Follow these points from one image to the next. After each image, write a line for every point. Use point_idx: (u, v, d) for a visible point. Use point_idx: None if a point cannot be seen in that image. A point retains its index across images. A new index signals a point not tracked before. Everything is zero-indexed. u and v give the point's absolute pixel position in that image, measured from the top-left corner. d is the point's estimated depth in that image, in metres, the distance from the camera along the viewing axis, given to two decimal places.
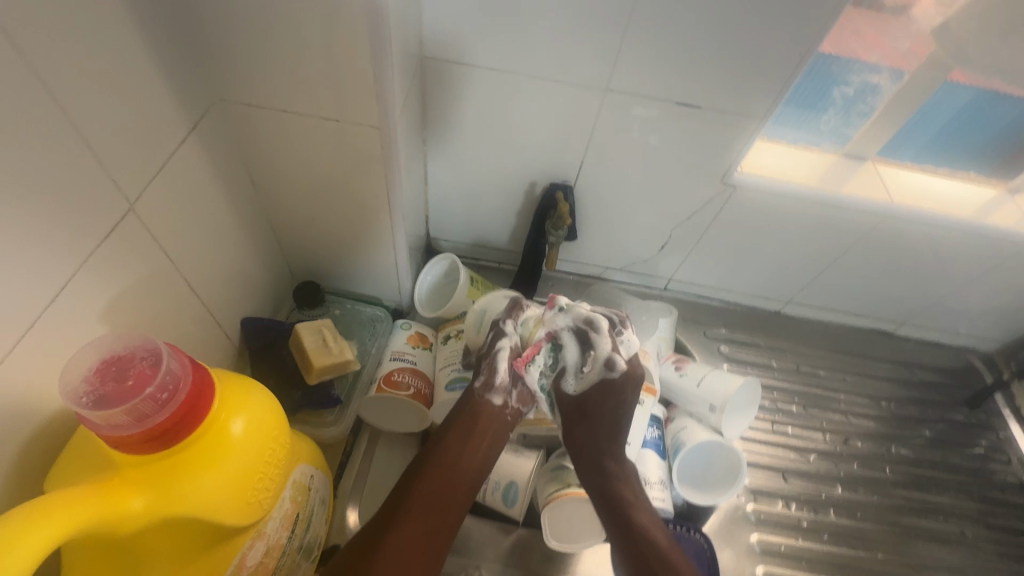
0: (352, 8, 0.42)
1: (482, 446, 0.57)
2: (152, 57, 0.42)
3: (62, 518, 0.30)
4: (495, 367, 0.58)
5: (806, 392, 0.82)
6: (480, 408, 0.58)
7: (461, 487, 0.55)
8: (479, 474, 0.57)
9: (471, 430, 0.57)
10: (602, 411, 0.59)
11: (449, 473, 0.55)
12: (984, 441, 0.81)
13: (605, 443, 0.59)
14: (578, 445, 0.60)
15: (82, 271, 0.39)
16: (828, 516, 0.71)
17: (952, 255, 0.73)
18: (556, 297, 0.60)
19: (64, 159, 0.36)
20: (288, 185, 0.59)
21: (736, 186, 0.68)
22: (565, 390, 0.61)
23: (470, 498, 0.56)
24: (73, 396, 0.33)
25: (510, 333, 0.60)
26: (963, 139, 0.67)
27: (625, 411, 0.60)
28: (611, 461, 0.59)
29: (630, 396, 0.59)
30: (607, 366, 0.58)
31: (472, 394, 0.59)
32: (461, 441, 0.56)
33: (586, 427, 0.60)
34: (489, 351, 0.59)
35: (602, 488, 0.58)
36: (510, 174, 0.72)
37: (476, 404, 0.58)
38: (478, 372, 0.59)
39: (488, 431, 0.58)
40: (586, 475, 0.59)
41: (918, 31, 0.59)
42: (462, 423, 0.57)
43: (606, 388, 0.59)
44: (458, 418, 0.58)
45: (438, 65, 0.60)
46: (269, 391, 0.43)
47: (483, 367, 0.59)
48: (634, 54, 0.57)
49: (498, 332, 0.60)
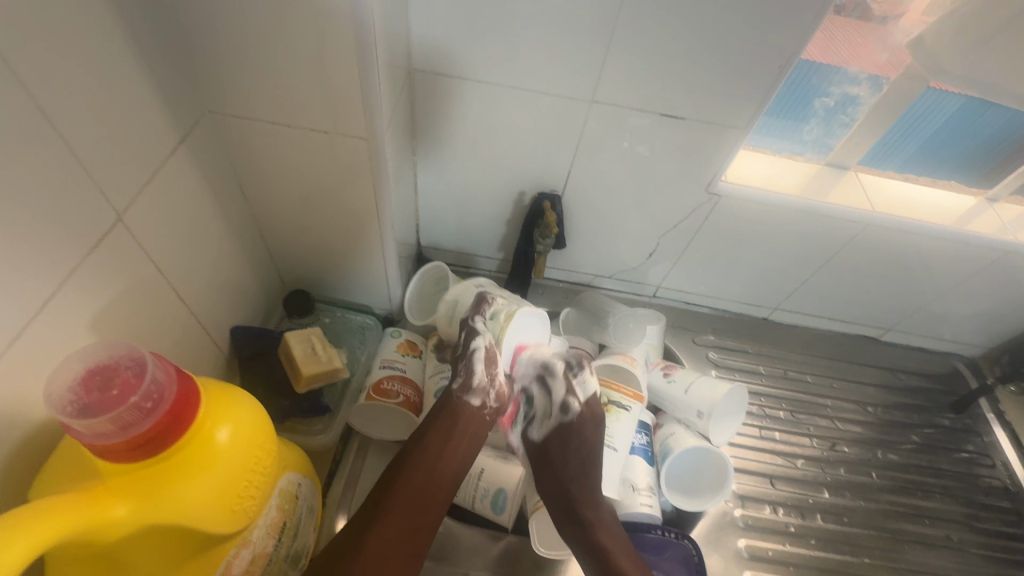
0: (340, 23, 0.43)
1: (461, 446, 0.58)
2: (141, 69, 0.43)
3: (46, 526, 0.31)
4: (467, 373, 0.60)
5: (793, 398, 0.83)
6: (459, 408, 0.59)
7: (441, 486, 0.56)
8: (456, 477, 0.57)
9: (451, 428, 0.58)
10: (564, 452, 0.62)
11: (428, 471, 0.56)
12: (970, 445, 0.82)
13: (576, 487, 0.60)
14: (549, 492, 0.60)
15: (70, 281, 0.39)
16: (815, 521, 0.72)
17: (935, 262, 0.74)
18: (518, 347, 0.63)
19: (53, 171, 0.37)
20: (278, 194, 0.59)
21: (721, 195, 0.69)
22: (531, 437, 0.65)
23: (452, 491, 0.57)
24: (58, 405, 0.34)
25: (483, 331, 0.61)
26: (946, 148, 0.68)
27: (593, 447, 0.62)
28: (586, 509, 0.59)
29: (595, 435, 0.62)
30: (562, 410, 0.63)
31: (450, 394, 0.60)
32: (440, 441, 0.57)
33: (554, 473, 0.61)
34: (462, 352, 0.61)
35: (574, 535, 0.57)
36: (500, 183, 0.73)
37: (455, 403, 0.59)
38: (456, 374, 0.61)
39: (468, 428, 0.59)
40: (561, 523, 0.58)
41: (894, 44, 0.60)
42: (442, 424, 0.58)
43: (568, 426, 0.62)
44: (438, 415, 0.59)
45: (427, 77, 0.61)
46: (256, 400, 0.44)
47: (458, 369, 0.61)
48: (618, 66, 0.58)
49: (468, 334, 0.61)
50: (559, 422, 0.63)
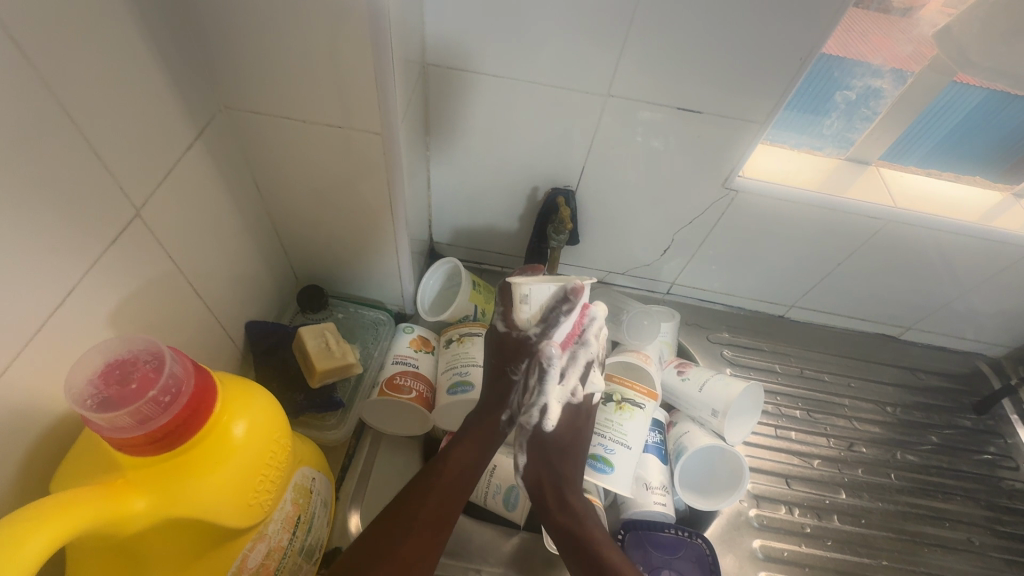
0: (355, 17, 0.43)
1: (483, 462, 0.58)
2: (159, 67, 0.43)
3: (64, 520, 0.31)
4: (518, 398, 0.61)
5: (810, 397, 0.82)
6: (490, 428, 0.59)
7: (467, 491, 0.56)
8: (472, 480, 0.57)
9: (481, 440, 0.58)
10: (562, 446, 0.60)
11: (460, 476, 0.56)
12: (992, 447, 0.80)
13: (558, 461, 0.59)
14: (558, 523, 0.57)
15: (89, 276, 0.40)
16: (831, 522, 0.71)
17: (958, 259, 0.72)
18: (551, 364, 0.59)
19: (71, 165, 0.37)
20: (292, 189, 0.60)
21: (738, 190, 0.68)
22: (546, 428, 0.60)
23: (463, 500, 0.55)
24: (79, 399, 0.34)
25: (535, 333, 0.60)
26: (970, 142, 0.67)
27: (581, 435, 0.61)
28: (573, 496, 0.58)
29: (587, 425, 0.61)
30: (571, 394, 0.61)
31: (490, 410, 0.60)
32: (473, 452, 0.57)
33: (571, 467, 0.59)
34: (519, 378, 0.60)
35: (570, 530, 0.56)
36: (513, 179, 0.73)
37: (489, 421, 0.59)
38: (507, 404, 0.60)
39: (488, 441, 0.59)
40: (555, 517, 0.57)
41: (919, 35, 0.58)
42: (479, 432, 0.58)
43: (543, 444, 0.60)
44: (471, 429, 0.59)
45: (440, 71, 0.61)
46: (271, 395, 0.44)
47: (512, 393, 0.60)
48: (634, 60, 0.57)
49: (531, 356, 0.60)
50: (537, 440, 0.60)
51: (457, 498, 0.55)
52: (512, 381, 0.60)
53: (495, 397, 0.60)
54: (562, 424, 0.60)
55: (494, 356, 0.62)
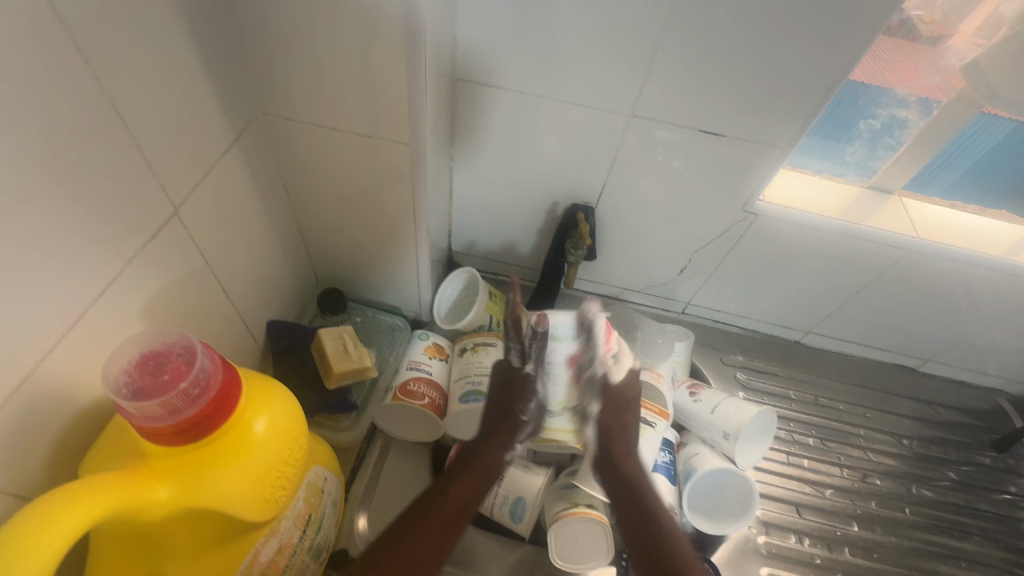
0: (391, 32, 0.45)
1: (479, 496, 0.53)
2: (204, 73, 0.45)
3: (92, 503, 0.32)
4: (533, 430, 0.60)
5: (824, 425, 0.81)
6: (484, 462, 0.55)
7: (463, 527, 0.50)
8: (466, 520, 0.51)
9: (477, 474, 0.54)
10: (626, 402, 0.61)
11: (459, 509, 0.51)
12: (1012, 487, 0.78)
13: (616, 436, 0.59)
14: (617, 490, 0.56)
15: (128, 269, 0.42)
16: (841, 554, 0.69)
17: (981, 293, 0.71)
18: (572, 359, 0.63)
19: (118, 163, 0.39)
20: (319, 193, 0.61)
21: (758, 214, 0.68)
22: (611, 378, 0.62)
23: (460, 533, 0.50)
24: (114, 386, 0.35)
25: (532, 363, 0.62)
26: (996, 177, 0.66)
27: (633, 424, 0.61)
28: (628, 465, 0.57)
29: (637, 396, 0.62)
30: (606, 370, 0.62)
31: (490, 441, 0.57)
32: (469, 488, 0.53)
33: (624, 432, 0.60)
34: (528, 418, 0.59)
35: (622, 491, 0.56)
36: (534, 192, 0.74)
37: (487, 451, 0.56)
38: (510, 443, 0.57)
39: (484, 473, 0.54)
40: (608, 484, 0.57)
41: (947, 66, 0.58)
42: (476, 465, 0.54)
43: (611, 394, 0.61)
44: (476, 458, 0.55)
45: (468, 86, 0.63)
46: (291, 394, 0.45)
47: (518, 431, 0.58)
48: (657, 82, 0.58)
49: (534, 394, 0.60)
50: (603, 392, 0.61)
51: (455, 530, 0.49)
52: (518, 420, 0.59)
53: (500, 433, 0.58)
54: (607, 418, 0.60)
55: (500, 391, 0.61)
